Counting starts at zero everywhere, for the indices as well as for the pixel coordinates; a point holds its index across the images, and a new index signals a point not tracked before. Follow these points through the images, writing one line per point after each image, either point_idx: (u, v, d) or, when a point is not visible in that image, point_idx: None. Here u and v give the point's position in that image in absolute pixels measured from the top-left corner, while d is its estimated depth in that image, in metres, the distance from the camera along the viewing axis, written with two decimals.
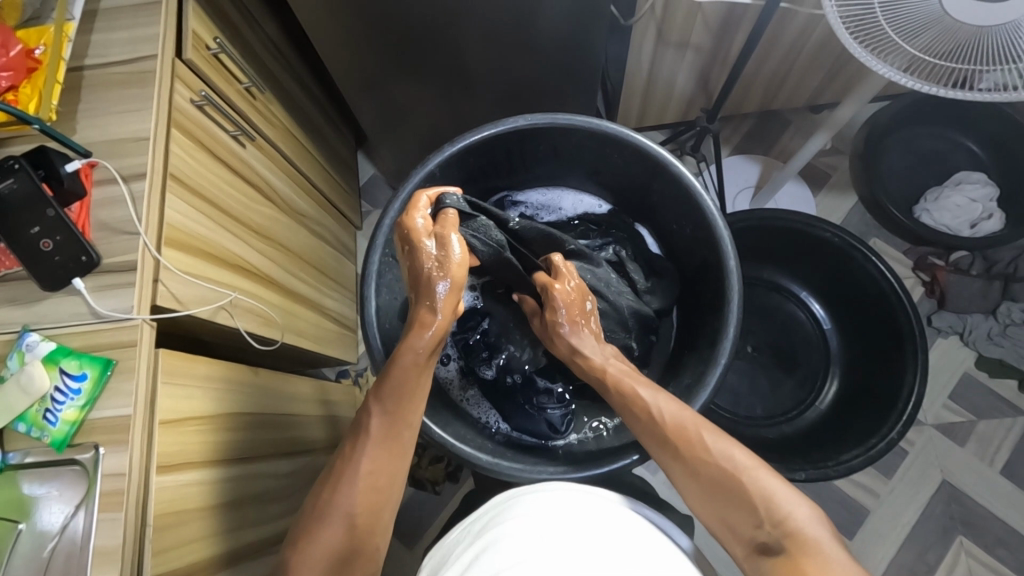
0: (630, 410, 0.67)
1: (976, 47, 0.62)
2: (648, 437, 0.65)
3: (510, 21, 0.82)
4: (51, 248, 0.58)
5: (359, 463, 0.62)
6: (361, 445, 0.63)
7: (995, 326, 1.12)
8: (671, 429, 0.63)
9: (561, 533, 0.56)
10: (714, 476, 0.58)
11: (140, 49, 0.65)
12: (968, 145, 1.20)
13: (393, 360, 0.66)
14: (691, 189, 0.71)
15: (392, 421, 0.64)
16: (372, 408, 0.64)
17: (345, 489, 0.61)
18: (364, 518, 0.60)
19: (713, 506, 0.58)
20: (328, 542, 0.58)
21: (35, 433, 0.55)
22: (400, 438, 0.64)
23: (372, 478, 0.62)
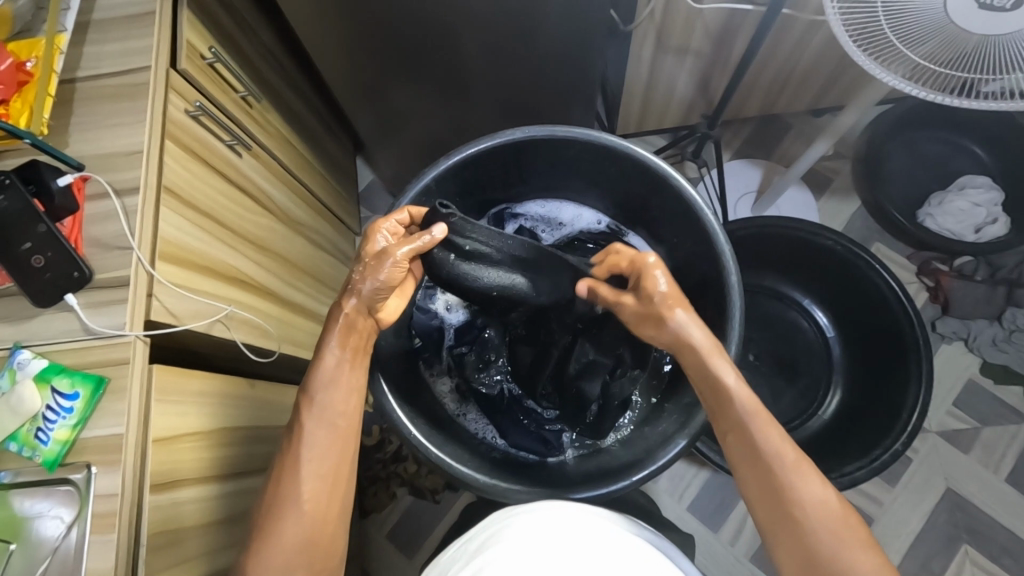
0: (738, 435, 0.62)
1: (981, 56, 0.61)
2: (751, 472, 0.61)
3: (508, 28, 0.81)
4: (42, 264, 0.57)
5: (300, 459, 0.61)
6: (298, 440, 0.62)
7: (1000, 332, 1.10)
8: (775, 467, 0.59)
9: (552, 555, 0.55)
10: (812, 538, 0.56)
11: (133, 61, 0.64)
12: (972, 149, 1.19)
13: (317, 354, 0.65)
14: (691, 202, 0.70)
15: (325, 415, 0.63)
16: (304, 401, 0.64)
17: (291, 487, 0.60)
18: (314, 512, 0.61)
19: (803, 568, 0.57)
20: (286, 540, 0.59)
21: (26, 453, 0.55)
22: (340, 427, 0.64)
23: (316, 471, 0.62)
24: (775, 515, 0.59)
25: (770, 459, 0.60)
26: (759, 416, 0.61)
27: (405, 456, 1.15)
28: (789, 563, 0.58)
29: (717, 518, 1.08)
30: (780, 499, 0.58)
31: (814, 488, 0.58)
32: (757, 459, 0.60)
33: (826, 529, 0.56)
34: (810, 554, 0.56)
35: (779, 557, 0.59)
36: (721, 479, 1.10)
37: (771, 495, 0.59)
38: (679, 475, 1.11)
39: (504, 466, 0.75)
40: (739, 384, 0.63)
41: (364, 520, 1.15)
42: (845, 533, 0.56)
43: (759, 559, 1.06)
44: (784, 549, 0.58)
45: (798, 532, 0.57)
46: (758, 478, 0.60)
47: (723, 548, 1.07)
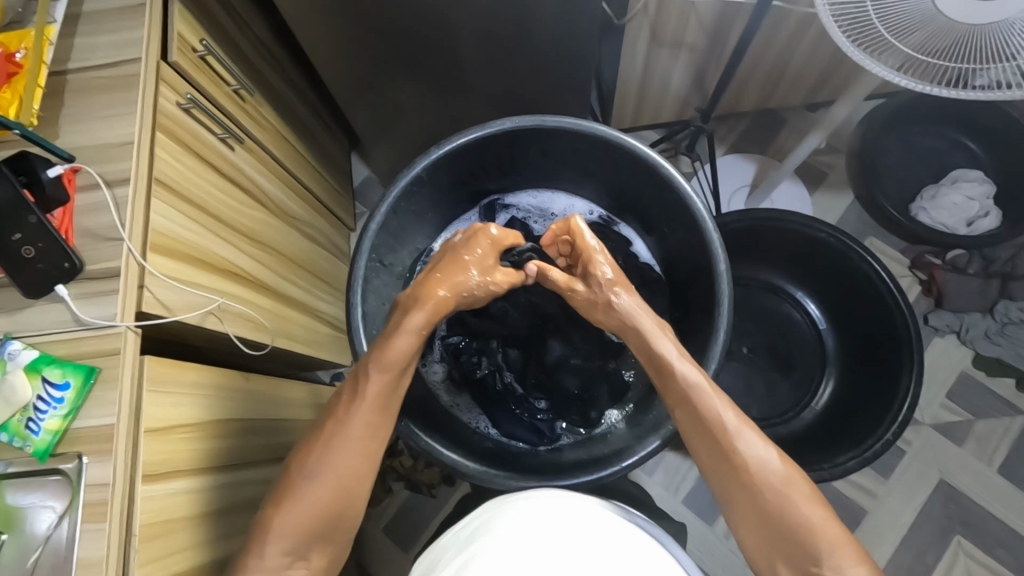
0: (687, 409, 0.62)
1: (970, 46, 0.61)
2: (702, 442, 0.61)
3: (501, 22, 0.81)
4: (33, 255, 0.57)
5: (348, 428, 0.62)
6: (353, 408, 0.63)
7: (992, 324, 1.11)
8: (721, 433, 0.60)
9: (544, 545, 0.55)
10: (766, 497, 0.57)
11: (124, 52, 0.64)
12: (965, 143, 1.19)
13: (396, 327, 0.67)
14: (682, 192, 0.71)
15: (387, 389, 0.64)
16: (371, 372, 0.64)
17: (332, 454, 0.61)
18: (348, 481, 0.61)
19: (760, 532, 0.57)
20: (310, 505, 0.59)
21: (17, 443, 0.55)
22: (390, 396, 0.65)
23: (360, 442, 0.62)
24: (728, 481, 0.59)
25: (717, 427, 0.60)
26: (705, 386, 0.62)
27: (401, 451, 1.15)
28: (746, 528, 0.58)
29: (711, 511, 1.09)
30: (731, 463, 0.59)
31: (762, 449, 0.59)
32: (706, 427, 0.61)
33: (776, 487, 0.57)
34: (767, 515, 0.57)
35: (737, 523, 0.59)
36: None
37: (721, 460, 0.60)
38: (673, 468, 1.11)
39: (495, 455, 0.75)
40: (683, 358, 0.65)
41: (360, 514, 1.15)
42: (796, 489, 0.57)
43: None
44: (740, 514, 0.58)
45: (753, 493, 0.58)
46: (708, 445, 0.61)
47: (717, 540, 1.08)
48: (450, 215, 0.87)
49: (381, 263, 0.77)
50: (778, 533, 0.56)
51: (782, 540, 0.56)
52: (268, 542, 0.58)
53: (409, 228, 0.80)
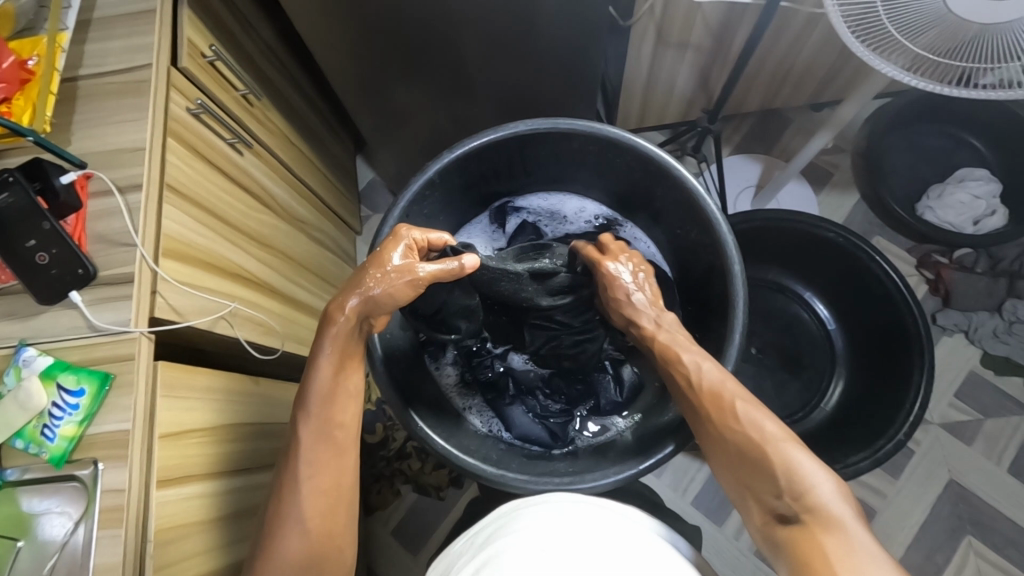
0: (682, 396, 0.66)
1: (980, 45, 0.61)
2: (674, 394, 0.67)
3: (508, 24, 0.81)
4: (47, 261, 0.57)
5: (297, 477, 0.60)
6: (294, 458, 0.61)
7: (1000, 323, 1.11)
8: (687, 384, 0.65)
9: (567, 544, 0.55)
10: (728, 441, 0.60)
11: (134, 58, 0.64)
12: (971, 141, 1.19)
13: (309, 364, 0.64)
14: (694, 192, 0.71)
15: (320, 428, 0.63)
16: (297, 423, 0.63)
17: (290, 504, 0.59)
18: (319, 527, 0.60)
19: (731, 477, 0.61)
20: (288, 557, 0.58)
21: (33, 450, 0.55)
22: (339, 439, 0.64)
23: (315, 487, 0.61)
24: (701, 429, 0.64)
25: (685, 377, 0.66)
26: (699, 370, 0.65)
27: (409, 454, 1.15)
28: (723, 471, 0.62)
29: (720, 512, 1.09)
30: (696, 411, 0.64)
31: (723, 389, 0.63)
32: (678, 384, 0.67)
33: (737, 427, 0.60)
34: (734, 451, 0.60)
35: (718, 470, 0.62)
36: None
37: (691, 411, 0.65)
38: (682, 470, 1.11)
39: (510, 458, 0.74)
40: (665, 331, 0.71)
41: (369, 517, 1.15)
42: (760, 418, 0.60)
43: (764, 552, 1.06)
44: (715, 459, 0.62)
45: (717, 437, 0.62)
46: (681, 399, 0.66)
47: (727, 542, 1.08)
48: (460, 218, 0.87)
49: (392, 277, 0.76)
50: (748, 467, 0.59)
51: (784, 531, 0.55)
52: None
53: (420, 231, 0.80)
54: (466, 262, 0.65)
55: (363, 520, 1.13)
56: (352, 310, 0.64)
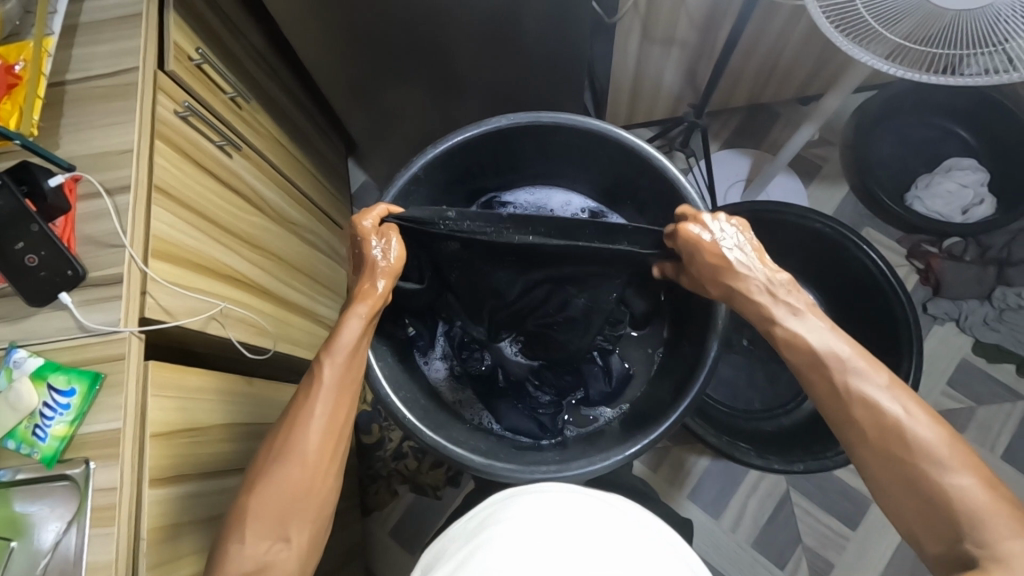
0: (838, 403, 0.59)
1: (957, 32, 0.62)
2: (829, 405, 0.60)
3: (493, 22, 0.82)
4: (36, 263, 0.57)
5: (312, 413, 0.61)
6: (314, 395, 0.62)
7: (991, 311, 1.12)
8: (855, 383, 0.58)
9: (547, 535, 0.55)
10: (897, 465, 0.54)
11: (121, 62, 0.65)
12: (957, 131, 1.20)
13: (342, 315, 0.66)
14: (677, 183, 0.71)
15: (343, 376, 0.64)
16: (322, 360, 0.64)
17: (299, 437, 0.60)
18: (317, 466, 0.60)
19: (899, 507, 0.54)
20: (285, 486, 0.58)
21: (25, 450, 0.55)
22: (350, 387, 0.65)
23: (324, 427, 0.61)
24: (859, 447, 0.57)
25: (846, 387, 0.59)
26: (871, 381, 0.58)
27: (405, 453, 1.15)
28: (890, 490, 0.54)
29: (717, 504, 1.09)
30: (864, 416, 0.57)
31: (889, 403, 0.56)
32: (832, 378, 0.60)
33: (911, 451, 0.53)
34: (903, 480, 0.53)
35: (878, 487, 0.55)
36: (722, 465, 1.11)
37: (858, 416, 0.57)
38: (678, 462, 1.11)
39: (498, 449, 0.75)
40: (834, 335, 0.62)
41: (367, 518, 1.15)
42: (944, 447, 0.53)
43: (761, 544, 1.07)
44: (882, 475, 0.55)
45: (880, 453, 0.55)
46: (834, 398, 0.59)
47: (724, 535, 1.08)
48: None
49: None
50: (927, 495, 0.52)
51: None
52: (247, 524, 0.56)
53: None
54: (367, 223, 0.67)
55: (361, 521, 1.13)
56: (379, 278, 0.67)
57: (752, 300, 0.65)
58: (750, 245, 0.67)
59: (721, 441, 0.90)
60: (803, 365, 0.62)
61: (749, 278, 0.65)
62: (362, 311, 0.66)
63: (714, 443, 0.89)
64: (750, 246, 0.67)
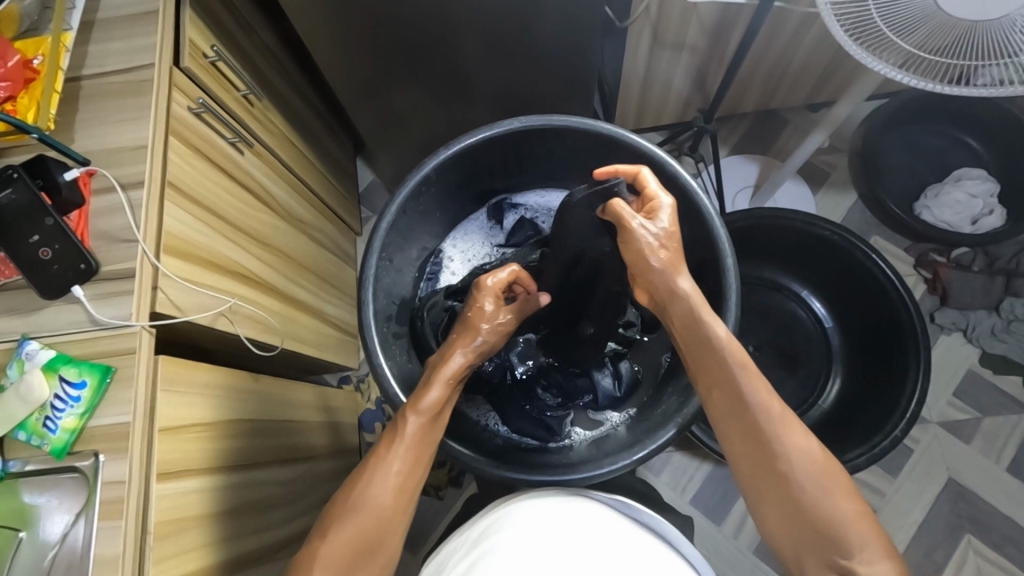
0: (734, 417, 0.61)
1: (971, 42, 0.62)
2: (720, 415, 0.62)
3: (505, 24, 0.82)
4: (49, 257, 0.58)
5: (390, 466, 0.62)
6: (392, 447, 0.63)
7: (998, 322, 1.12)
8: (761, 417, 0.60)
9: (553, 545, 0.59)
10: (783, 477, 0.58)
11: (137, 58, 0.65)
12: (967, 141, 1.20)
13: (433, 374, 0.68)
14: (688, 188, 0.72)
15: (424, 433, 0.65)
16: (410, 413, 0.65)
17: (376, 489, 0.61)
18: (390, 517, 0.61)
19: (780, 516, 0.58)
20: (355, 536, 0.59)
21: (35, 441, 0.56)
22: (426, 441, 0.66)
23: (400, 482, 0.62)
24: (744, 458, 0.60)
25: (743, 403, 0.60)
26: (764, 401, 0.60)
27: None
28: (771, 516, 0.58)
29: (719, 510, 1.09)
30: (764, 450, 0.59)
31: (777, 422, 0.59)
32: (739, 412, 0.61)
33: (796, 470, 0.57)
34: (785, 492, 0.57)
35: (765, 516, 0.59)
36: (724, 472, 1.10)
37: (753, 449, 0.59)
38: (681, 467, 1.11)
39: (504, 451, 0.75)
40: (733, 350, 0.62)
41: None
42: (830, 481, 0.57)
43: (763, 551, 1.07)
44: (771, 507, 0.58)
45: (765, 466, 0.59)
46: (741, 432, 0.60)
47: (725, 541, 1.08)
48: (458, 216, 0.88)
49: (390, 262, 0.77)
50: (811, 527, 0.56)
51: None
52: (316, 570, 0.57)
53: (417, 227, 0.81)
54: (500, 278, 0.74)
55: None
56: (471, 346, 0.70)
57: (639, 263, 0.67)
58: (670, 230, 0.66)
59: (725, 447, 0.89)
60: (698, 374, 0.65)
61: (647, 247, 0.66)
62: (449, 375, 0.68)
63: (717, 449, 0.89)
64: (667, 231, 0.66)
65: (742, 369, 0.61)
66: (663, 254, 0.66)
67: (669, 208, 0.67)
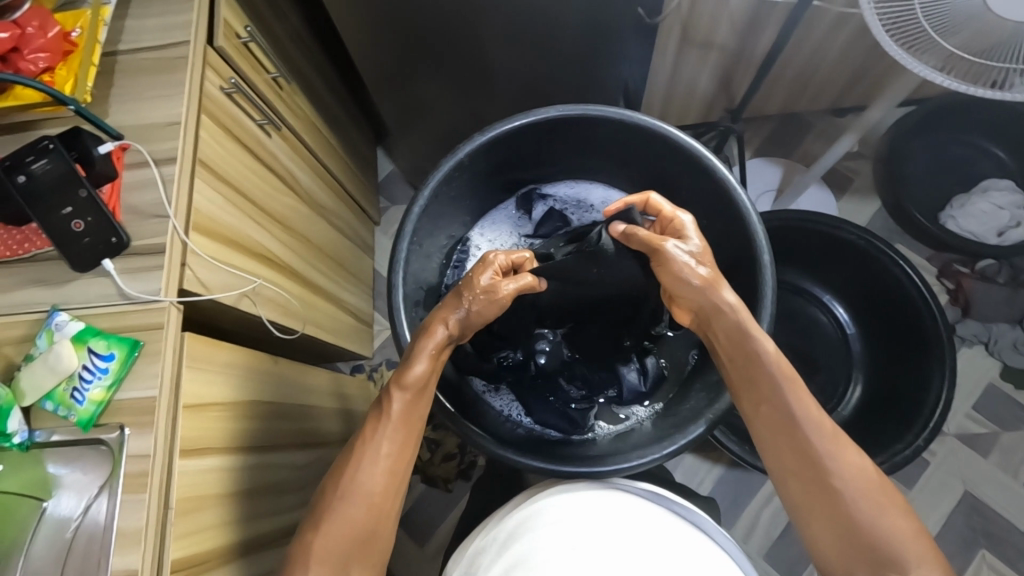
0: (783, 435, 0.61)
1: (1016, 45, 0.61)
2: (769, 432, 0.62)
3: (537, 14, 0.82)
4: (82, 229, 0.58)
5: (376, 451, 0.62)
6: (377, 433, 0.63)
7: (1021, 335, 1.10)
8: (812, 436, 0.59)
9: (588, 546, 0.62)
10: (838, 496, 0.58)
11: (172, 36, 0.65)
12: (995, 151, 1.18)
13: (412, 352, 0.65)
14: (724, 183, 0.71)
15: (407, 413, 0.64)
16: (393, 392, 0.64)
17: (365, 473, 0.61)
18: (380, 502, 0.61)
19: (833, 535, 0.58)
20: (346, 523, 0.60)
21: (61, 412, 0.56)
22: (411, 419, 0.65)
23: (390, 465, 0.62)
24: (794, 478, 0.60)
25: (794, 423, 0.60)
26: (816, 421, 0.60)
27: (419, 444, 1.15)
28: (823, 534, 0.59)
29: (730, 514, 1.08)
30: (814, 468, 0.59)
31: (829, 441, 0.59)
32: (789, 429, 0.60)
33: (851, 489, 0.58)
34: (840, 511, 0.57)
35: (814, 532, 0.59)
36: (736, 476, 1.09)
37: (805, 467, 0.59)
38: (693, 470, 1.10)
39: (528, 443, 0.74)
40: (782, 370, 0.62)
41: None
42: (881, 498, 0.57)
43: (773, 556, 1.06)
44: (820, 523, 0.59)
45: (817, 486, 0.59)
46: (791, 448, 0.60)
47: (736, 546, 1.07)
48: (482, 207, 0.87)
49: (419, 247, 0.77)
50: (863, 544, 0.56)
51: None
52: (311, 557, 0.58)
53: (442, 216, 0.80)
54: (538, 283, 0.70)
55: None
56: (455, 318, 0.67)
57: (681, 287, 0.65)
58: (700, 248, 0.66)
59: (743, 450, 0.89)
60: (745, 392, 0.64)
61: (685, 266, 0.65)
62: (429, 352, 0.65)
63: (735, 451, 0.88)
64: (699, 247, 0.66)
65: (791, 389, 0.61)
66: (702, 272, 0.65)
67: (692, 225, 0.68)
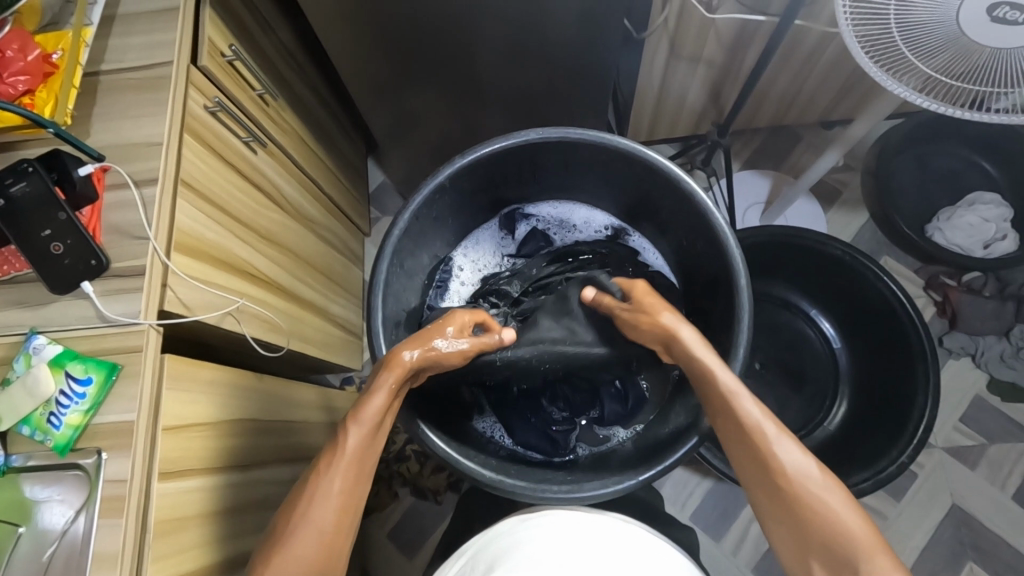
0: (734, 439, 0.62)
1: (992, 69, 0.62)
2: (727, 436, 0.63)
3: (525, 28, 0.82)
4: (61, 251, 0.58)
5: (330, 483, 0.61)
6: (329, 467, 0.62)
7: (1008, 348, 1.11)
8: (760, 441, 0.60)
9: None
10: (789, 497, 0.57)
11: (155, 55, 0.65)
12: (981, 164, 1.19)
13: (370, 387, 0.65)
14: (702, 207, 0.71)
15: (365, 446, 0.63)
16: (349, 426, 0.63)
17: (319, 508, 0.60)
18: (333, 536, 0.60)
19: (791, 535, 0.58)
20: (300, 559, 0.58)
21: (38, 437, 0.55)
22: (365, 452, 0.64)
23: (343, 498, 0.61)
24: (752, 481, 0.61)
25: (747, 430, 0.60)
26: (765, 426, 0.60)
27: (407, 457, 1.15)
28: (781, 536, 0.59)
29: (718, 527, 1.08)
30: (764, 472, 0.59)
31: (781, 446, 0.59)
32: (737, 434, 0.61)
33: (803, 489, 0.57)
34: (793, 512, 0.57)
35: (776, 535, 0.59)
36: (725, 489, 1.10)
37: (757, 469, 0.60)
38: (682, 482, 1.10)
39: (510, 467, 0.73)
40: (733, 386, 0.62)
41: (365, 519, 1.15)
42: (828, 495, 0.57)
43: (761, 569, 1.06)
44: (774, 521, 0.59)
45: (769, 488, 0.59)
46: (741, 450, 0.61)
47: (724, 558, 1.07)
48: (469, 224, 0.88)
49: (401, 268, 0.77)
50: (815, 544, 0.56)
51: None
52: None
53: (427, 234, 0.80)
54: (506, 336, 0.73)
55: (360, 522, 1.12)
56: (416, 357, 0.67)
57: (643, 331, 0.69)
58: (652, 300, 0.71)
59: (729, 466, 0.89)
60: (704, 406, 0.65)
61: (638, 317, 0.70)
62: (389, 385, 0.65)
63: (720, 468, 0.88)
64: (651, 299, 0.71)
65: (738, 398, 0.61)
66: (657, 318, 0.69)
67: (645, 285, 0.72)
